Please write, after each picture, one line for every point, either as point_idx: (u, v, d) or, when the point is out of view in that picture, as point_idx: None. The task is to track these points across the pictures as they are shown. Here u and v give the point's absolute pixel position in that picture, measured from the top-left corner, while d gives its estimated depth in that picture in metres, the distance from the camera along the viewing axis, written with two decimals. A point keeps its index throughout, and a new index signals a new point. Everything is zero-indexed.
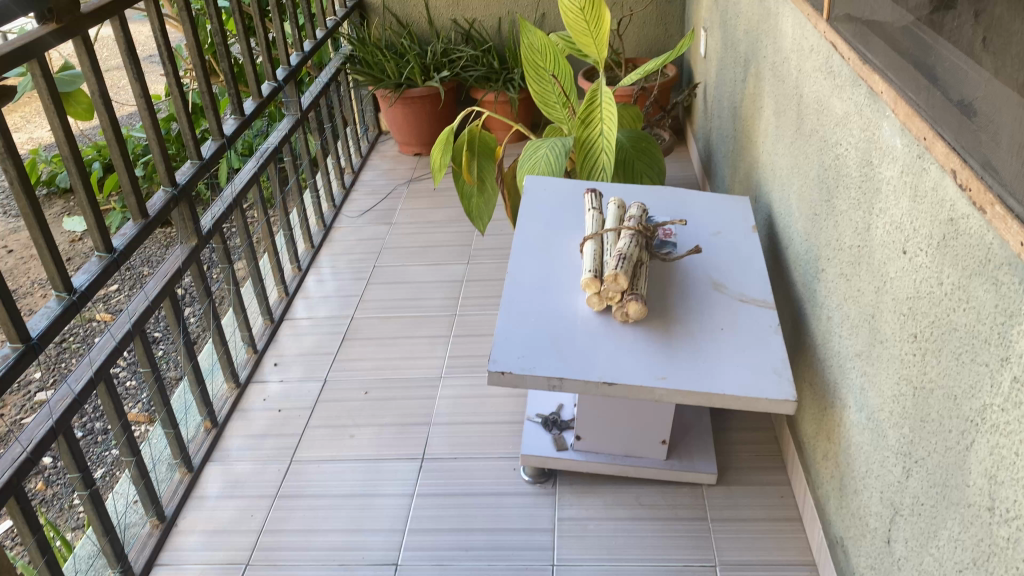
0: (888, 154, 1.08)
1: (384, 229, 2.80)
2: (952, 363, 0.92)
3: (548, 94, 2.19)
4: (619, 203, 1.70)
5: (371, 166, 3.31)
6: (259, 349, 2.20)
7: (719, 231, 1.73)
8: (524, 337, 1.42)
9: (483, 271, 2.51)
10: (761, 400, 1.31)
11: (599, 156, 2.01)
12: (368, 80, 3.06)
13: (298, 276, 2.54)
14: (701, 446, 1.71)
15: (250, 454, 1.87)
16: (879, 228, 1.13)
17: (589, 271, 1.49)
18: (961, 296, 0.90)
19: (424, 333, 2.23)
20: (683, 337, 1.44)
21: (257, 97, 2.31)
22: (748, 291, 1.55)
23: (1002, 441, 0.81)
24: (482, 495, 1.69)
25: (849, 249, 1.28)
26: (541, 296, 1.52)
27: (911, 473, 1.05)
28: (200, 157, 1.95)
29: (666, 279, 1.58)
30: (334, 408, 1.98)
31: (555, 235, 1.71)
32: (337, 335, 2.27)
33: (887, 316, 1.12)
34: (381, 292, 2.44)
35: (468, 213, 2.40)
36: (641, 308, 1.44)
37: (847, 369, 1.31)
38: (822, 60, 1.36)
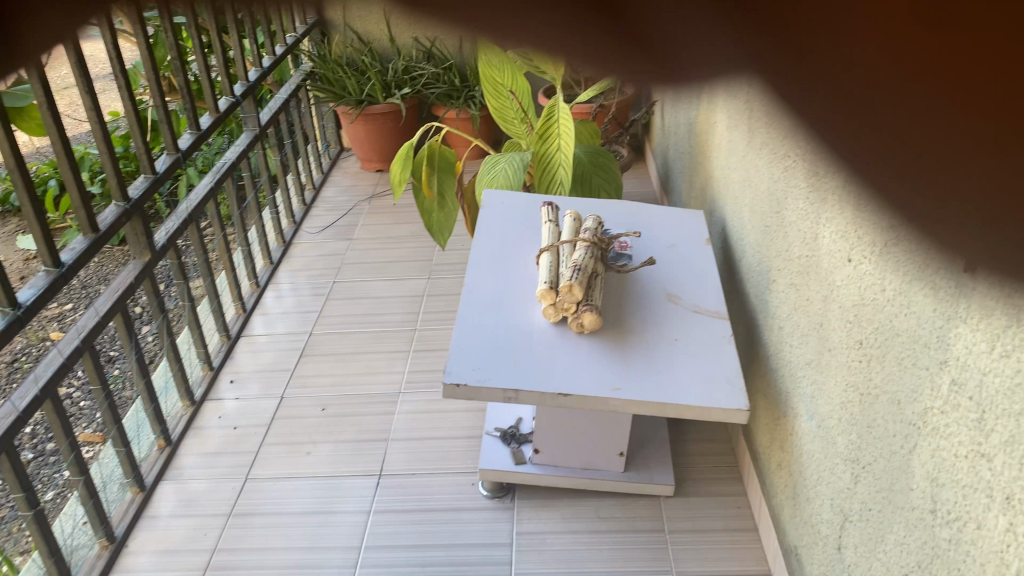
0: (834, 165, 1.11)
1: (344, 244, 2.79)
2: (895, 369, 0.93)
3: (505, 109, 2.20)
4: (575, 215, 1.70)
5: (332, 183, 3.30)
6: (215, 367, 2.16)
7: (673, 244, 1.75)
8: (479, 350, 1.41)
9: (443, 286, 2.51)
10: (714, 410, 1.32)
11: (556, 170, 2.03)
12: (328, 97, 3.07)
13: (256, 292, 2.51)
14: (658, 458, 1.72)
15: (206, 472, 1.84)
16: (826, 239, 1.15)
17: (545, 283, 1.49)
18: (900, 302, 0.91)
19: (383, 347, 2.21)
20: (637, 347, 1.45)
21: (213, 112, 2.29)
22: (702, 302, 1.56)
23: (942, 443, 0.82)
24: (440, 511, 1.67)
25: (799, 259, 1.30)
26: (497, 309, 1.52)
27: (859, 478, 1.06)
28: (154, 172, 1.92)
29: (622, 291, 1.59)
30: (291, 425, 1.96)
31: (512, 248, 1.71)
32: (294, 351, 2.24)
33: (835, 325, 1.13)
34: (341, 307, 2.42)
35: (429, 228, 2.40)
36: (595, 319, 1.45)
37: (798, 378, 1.32)
38: None
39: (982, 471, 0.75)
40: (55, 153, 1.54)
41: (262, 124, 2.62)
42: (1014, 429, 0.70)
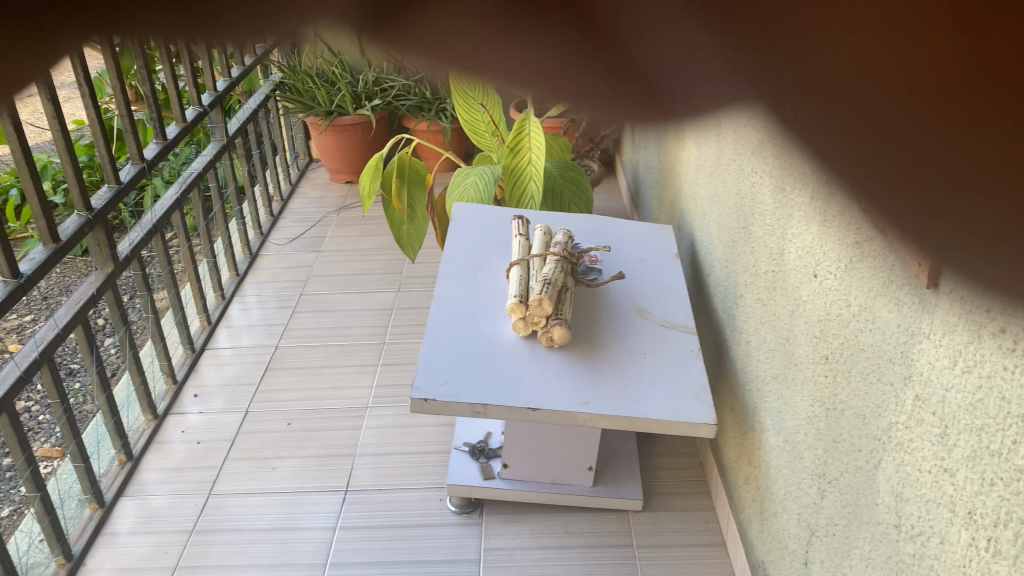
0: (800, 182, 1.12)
1: (313, 256, 2.77)
2: (860, 384, 0.94)
3: (476, 123, 2.19)
4: (546, 229, 1.70)
5: (300, 195, 3.27)
6: (179, 380, 2.13)
7: (642, 258, 1.75)
8: (449, 364, 1.40)
9: (412, 299, 2.50)
10: (683, 424, 1.32)
11: (527, 184, 2.03)
12: (297, 107, 3.07)
13: (222, 305, 2.47)
14: (626, 472, 1.71)
15: (168, 487, 1.80)
16: (792, 254, 1.16)
17: (514, 296, 1.48)
18: (866, 317, 0.92)
19: (351, 360, 2.19)
20: (607, 361, 1.44)
21: (180, 122, 2.26)
22: (671, 317, 1.57)
23: (906, 458, 0.83)
24: (408, 527, 1.65)
25: (765, 274, 1.31)
26: (467, 323, 1.51)
27: (825, 493, 1.07)
28: (118, 181, 1.88)
29: (591, 305, 1.59)
30: (256, 439, 1.93)
31: (481, 261, 1.70)
32: (261, 364, 2.21)
33: (801, 340, 1.14)
34: (308, 320, 2.40)
35: (398, 241, 2.38)
36: (565, 333, 1.44)
37: (764, 392, 1.33)
38: None
39: (946, 486, 0.76)
40: (15, 162, 1.49)
41: (230, 134, 2.61)
42: (976, 444, 0.70)
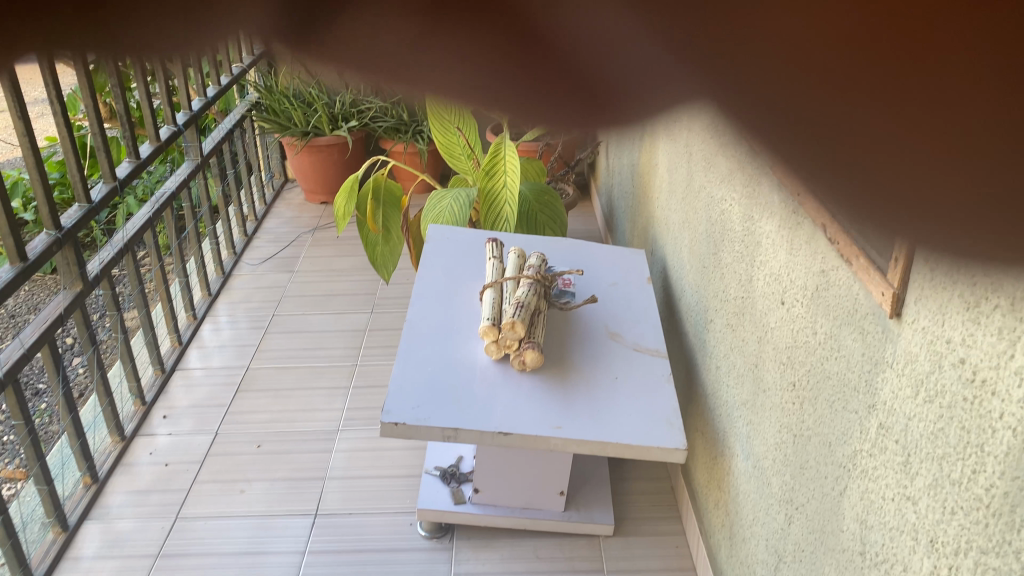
0: (768, 210, 1.14)
1: (286, 276, 2.75)
2: (827, 412, 0.95)
3: (452, 145, 2.20)
4: (520, 252, 1.70)
5: (275, 214, 3.26)
6: (148, 401, 2.10)
7: (615, 281, 1.76)
8: (420, 388, 1.39)
9: (385, 320, 2.49)
10: (654, 449, 1.32)
11: (502, 207, 2.04)
12: (273, 127, 3.04)
13: (193, 324, 2.45)
14: (598, 497, 1.71)
15: (133, 510, 1.77)
16: (761, 281, 1.18)
17: (487, 319, 1.48)
18: (831, 345, 0.93)
19: (323, 382, 2.18)
20: (579, 385, 1.45)
21: (155, 141, 2.25)
22: (643, 341, 1.57)
23: (871, 486, 0.84)
24: (378, 552, 1.64)
25: (735, 300, 1.32)
26: (440, 345, 1.51)
27: (793, 519, 1.07)
28: (88, 201, 1.86)
29: (564, 328, 1.59)
30: (224, 462, 1.91)
31: (454, 283, 1.70)
32: (231, 385, 2.19)
33: (769, 365, 1.15)
34: (280, 341, 2.38)
35: (373, 262, 2.38)
36: (537, 356, 1.44)
37: (734, 418, 1.34)
38: None
39: (909, 514, 0.76)
40: None
41: (205, 154, 2.59)
42: (937, 472, 0.71)
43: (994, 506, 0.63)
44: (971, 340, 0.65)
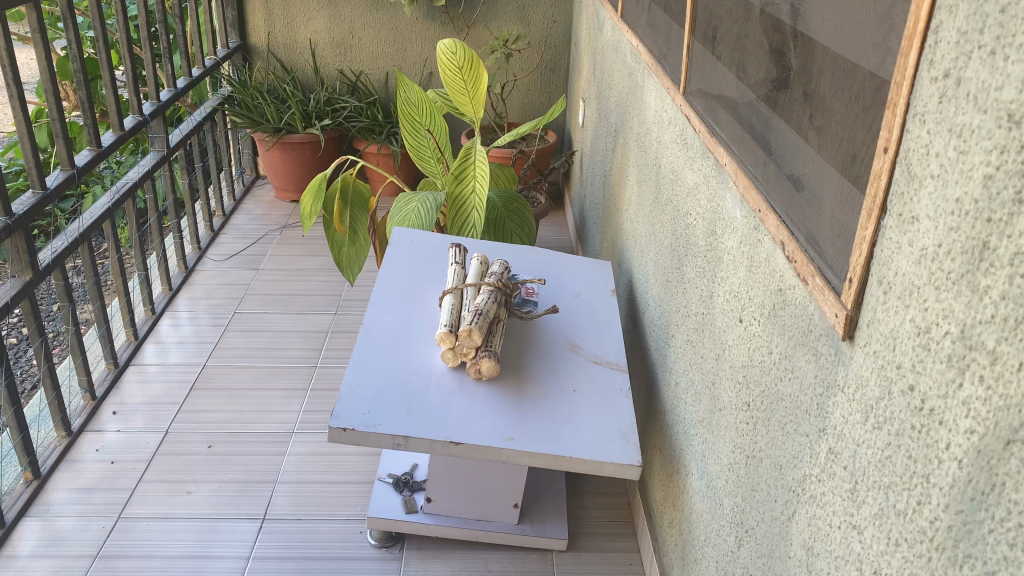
0: (729, 225, 1.13)
1: (250, 274, 2.70)
2: (779, 434, 0.93)
3: (422, 148, 2.16)
4: (483, 258, 1.64)
5: (243, 210, 3.21)
6: (98, 396, 2.05)
7: (579, 292, 1.73)
8: (373, 393, 1.36)
9: (349, 322, 2.45)
10: (607, 464, 1.30)
11: (470, 213, 2.01)
12: (245, 122, 2.99)
13: (151, 319, 2.40)
14: (553, 511, 1.68)
15: (76, 508, 1.72)
16: (720, 297, 1.16)
17: (443, 325, 1.44)
18: (786, 365, 0.91)
19: (280, 383, 2.13)
20: (535, 396, 1.42)
21: (117, 130, 2.22)
22: (603, 353, 1.55)
23: (818, 512, 0.81)
24: (325, 560, 1.60)
25: (695, 316, 1.30)
26: (395, 350, 1.47)
27: (742, 543, 1.05)
28: (44, 188, 1.81)
29: (525, 337, 1.56)
30: (172, 462, 1.86)
31: (416, 287, 1.65)
32: (186, 383, 2.15)
33: (726, 383, 1.13)
34: (239, 339, 2.34)
35: (338, 264, 2.33)
36: (494, 365, 1.40)
37: (690, 436, 1.32)
38: (680, 130, 1.43)
39: (854, 543, 0.74)
40: None
41: (171, 146, 2.57)
42: (883, 502, 0.69)
43: (938, 540, 0.60)
44: (922, 366, 0.63)
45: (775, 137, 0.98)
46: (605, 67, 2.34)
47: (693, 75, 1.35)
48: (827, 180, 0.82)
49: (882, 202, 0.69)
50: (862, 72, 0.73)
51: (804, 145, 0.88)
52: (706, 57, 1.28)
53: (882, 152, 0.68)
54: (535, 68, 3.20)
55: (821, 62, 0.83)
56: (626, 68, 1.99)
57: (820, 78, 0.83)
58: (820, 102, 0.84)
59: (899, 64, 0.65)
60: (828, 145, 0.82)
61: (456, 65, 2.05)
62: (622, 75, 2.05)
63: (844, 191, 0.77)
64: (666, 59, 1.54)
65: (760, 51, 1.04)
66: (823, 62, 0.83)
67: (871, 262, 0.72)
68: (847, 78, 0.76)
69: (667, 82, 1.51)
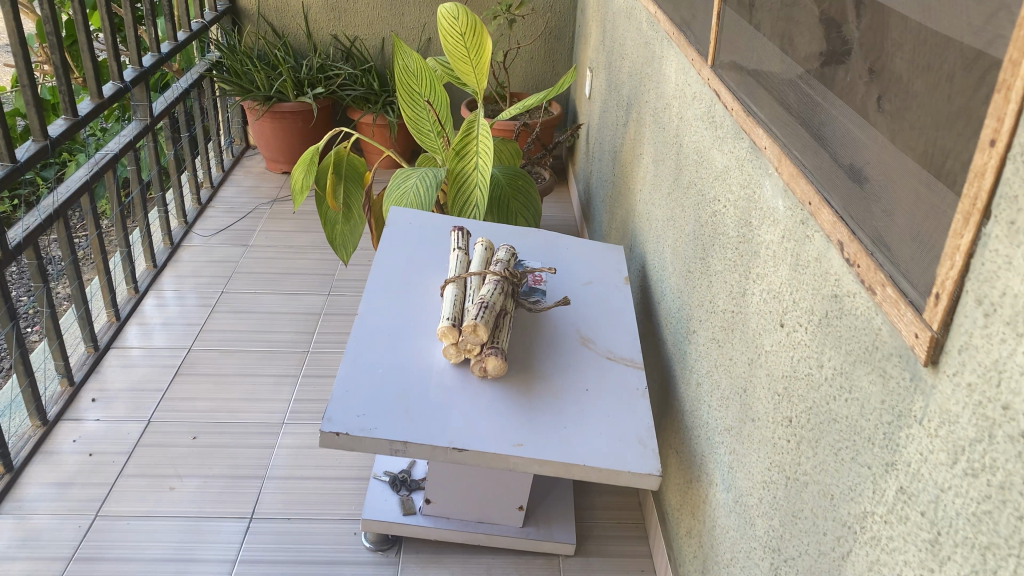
0: (769, 217, 1.01)
1: (239, 251, 2.58)
2: (830, 459, 0.82)
3: (421, 121, 2.02)
4: (487, 243, 1.51)
5: (232, 182, 3.08)
6: (76, 382, 1.94)
7: (590, 281, 1.61)
8: (369, 394, 1.25)
9: (343, 303, 2.33)
10: (623, 474, 1.20)
11: (472, 191, 1.89)
12: (233, 90, 2.87)
13: (134, 299, 2.28)
14: (560, 513, 1.58)
15: (51, 505, 1.61)
16: (755, 296, 1.05)
17: (446, 318, 1.31)
18: (842, 384, 0.80)
19: (269, 369, 2.02)
20: (545, 396, 1.31)
21: (95, 98, 2.08)
22: (617, 348, 1.44)
23: (883, 557, 0.70)
24: (316, 565, 1.50)
25: (722, 313, 1.19)
26: (392, 345, 1.35)
27: (779, 572, 0.95)
28: (13, 161, 1.68)
29: (533, 330, 1.44)
30: (155, 455, 1.75)
31: (416, 273, 1.54)
32: (171, 368, 2.03)
33: (761, 392, 1.02)
34: (227, 321, 2.22)
35: (331, 242, 2.23)
36: (500, 364, 1.27)
37: (715, 443, 1.21)
38: (706, 107, 1.31)
39: None
40: None
41: (155, 115, 2.44)
42: (976, 563, 0.58)
43: None
44: None
45: (829, 121, 0.86)
46: (616, 36, 2.20)
47: (724, 47, 1.23)
48: (902, 174, 0.70)
49: (984, 206, 0.57)
50: (954, 47, 0.61)
51: (868, 131, 0.76)
52: (741, 28, 1.15)
53: (988, 145, 0.56)
54: (539, 36, 3.05)
55: (896, 34, 0.71)
56: (641, 36, 1.85)
57: (894, 53, 0.71)
58: (893, 80, 0.72)
59: (1017, 39, 0.53)
60: (903, 132, 0.70)
61: (457, 31, 1.91)
62: (636, 44, 1.92)
63: (926, 189, 0.65)
64: (691, 28, 1.41)
65: (810, 20, 0.92)
66: (899, 34, 0.70)
67: (966, 276, 0.60)
68: (933, 54, 0.64)
69: (691, 53, 1.38)
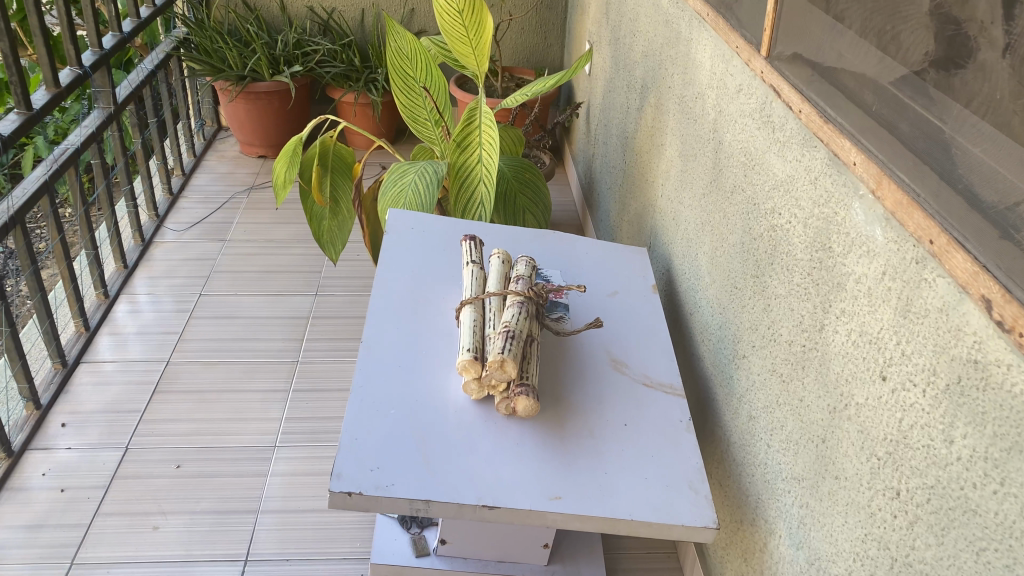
0: (861, 246, 0.86)
1: (216, 246, 2.39)
2: (966, 557, 0.68)
3: (416, 108, 1.84)
4: (504, 255, 1.35)
5: (205, 168, 2.87)
6: (43, 405, 1.75)
7: (614, 291, 1.46)
8: (382, 440, 1.09)
9: (332, 305, 2.15)
10: (675, 528, 1.05)
11: (476, 187, 1.72)
12: (204, 69, 2.66)
13: (103, 305, 2.09)
14: (587, 546, 1.44)
15: (19, 553, 1.44)
16: (840, 336, 0.90)
17: (466, 350, 1.15)
18: (988, 471, 0.66)
19: (256, 384, 1.85)
20: (580, 434, 1.16)
21: (51, 87, 1.86)
22: (653, 372, 1.29)
23: None
24: None
25: (786, 344, 1.05)
26: (404, 379, 1.19)
27: None
28: None
29: (558, 356, 1.29)
30: (134, 488, 1.58)
31: (423, 289, 1.37)
32: (148, 385, 1.85)
33: (849, 450, 0.88)
34: (208, 328, 2.04)
35: (319, 240, 2.05)
36: (532, 404, 1.12)
37: (778, 489, 1.07)
38: (757, 104, 1.15)
39: None
40: None
41: (118, 101, 2.23)
42: None
43: None
44: None
45: (958, 141, 0.71)
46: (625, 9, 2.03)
47: (785, 36, 1.07)
48: None
49: None
50: None
51: None
52: (814, 17, 0.99)
53: None
54: (533, 6, 2.85)
55: None
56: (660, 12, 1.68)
57: None
58: None
59: None
60: None
61: (455, 8, 1.72)
62: (653, 20, 1.74)
63: None
64: (734, 10, 1.24)
65: (920, 14, 0.76)
66: None
67: None
68: None
69: (736, 40, 1.22)
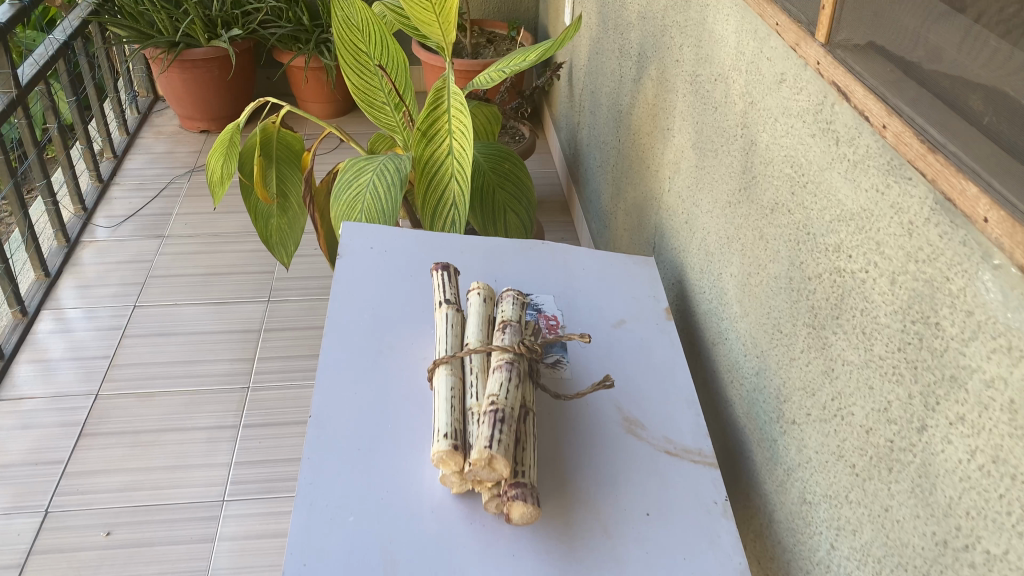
0: (998, 339, 0.60)
1: (154, 245, 2.10)
2: None
3: (371, 89, 1.54)
4: (486, 292, 1.08)
5: (140, 148, 2.55)
6: None
7: (620, 322, 1.20)
8: (338, 565, 0.84)
9: (287, 313, 1.88)
10: None
11: (447, 185, 1.44)
12: (131, 36, 2.34)
13: (21, 325, 1.81)
14: None
15: None
16: (956, 449, 0.66)
17: (444, 438, 0.89)
18: None
19: (202, 420, 1.60)
20: (593, 532, 0.91)
21: None
22: (676, 433, 1.04)
23: None
24: None
25: (862, 428, 0.80)
26: (365, 469, 0.94)
27: None
28: None
29: (558, 421, 1.03)
30: (54, 565, 1.33)
31: (386, 337, 1.11)
32: (73, 426, 1.59)
33: None
34: (144, 350, 1.77)
35: (267, 242, 1.77)
36: (531, 509, 0.87)
37: None
38: (810, 105, 0.88)
39: None
40: None
41: (23, 83, 1.90)
42: None
43: None
44: None
45: None
46: None
47: (856, 20, 0.80)
48: None
49: None
50: None
51: None
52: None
53: None
54: None
55: None
56: None
57: None
58: None
59: None
60: None
61: None
62: None
63: None
64: None
65: None
66: None
67: None
68: None
69: (777, 17, 0.94)
